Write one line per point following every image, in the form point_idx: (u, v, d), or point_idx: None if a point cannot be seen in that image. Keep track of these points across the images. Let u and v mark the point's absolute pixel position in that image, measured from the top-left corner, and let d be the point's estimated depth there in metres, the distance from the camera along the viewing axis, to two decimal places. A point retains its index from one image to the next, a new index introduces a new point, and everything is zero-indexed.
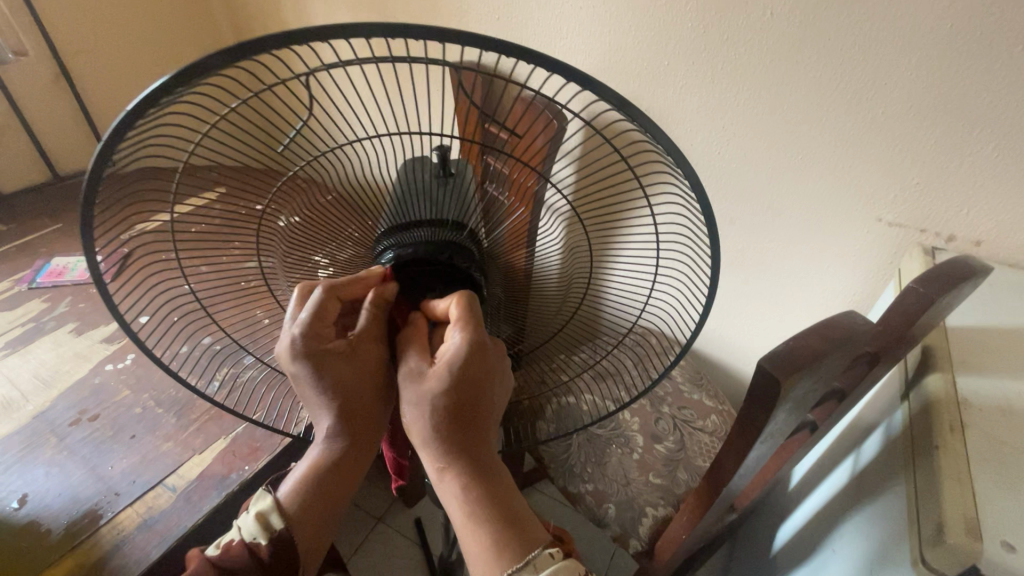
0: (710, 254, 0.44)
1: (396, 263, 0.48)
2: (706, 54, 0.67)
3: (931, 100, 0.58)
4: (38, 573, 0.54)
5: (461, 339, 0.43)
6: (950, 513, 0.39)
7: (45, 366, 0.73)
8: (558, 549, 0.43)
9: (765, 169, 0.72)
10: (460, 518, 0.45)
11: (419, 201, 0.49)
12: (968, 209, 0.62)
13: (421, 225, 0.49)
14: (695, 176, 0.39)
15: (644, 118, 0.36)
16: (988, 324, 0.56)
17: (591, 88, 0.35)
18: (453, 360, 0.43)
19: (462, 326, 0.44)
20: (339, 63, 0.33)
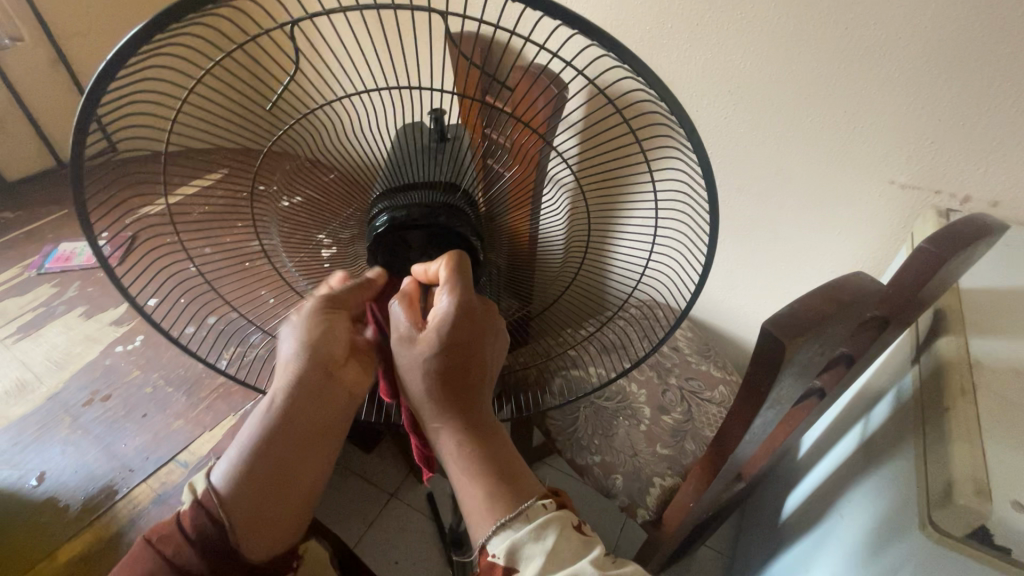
0: (711, 217, 0.42)
1: (390, 225, 0.46)
2: (710, 13, 0.65)
3: (948, 52, 0.56)
4: (60, 544, 0.56)
5: (450, 302, 0.44)
6: (960, 474, 0.38)
7: (57, 350, 0.74)
8: (551, 501, 0.43)
9: (773, 133, 0.70)
10: (458, 475, 0.46)
11: (419, 168, 0.48)
12: (985, 168, 0.60)
13: (416, 187, 0.48)
14: (691, 126, 0.37)
15: (639, 63, 0.34)
16: (1005, 285, 0.54)
17: (584, 30, 0.33)
18: (442, 322, 0.44)
19: (450, 288, 0.44)
20: (321, 12, 0.31)
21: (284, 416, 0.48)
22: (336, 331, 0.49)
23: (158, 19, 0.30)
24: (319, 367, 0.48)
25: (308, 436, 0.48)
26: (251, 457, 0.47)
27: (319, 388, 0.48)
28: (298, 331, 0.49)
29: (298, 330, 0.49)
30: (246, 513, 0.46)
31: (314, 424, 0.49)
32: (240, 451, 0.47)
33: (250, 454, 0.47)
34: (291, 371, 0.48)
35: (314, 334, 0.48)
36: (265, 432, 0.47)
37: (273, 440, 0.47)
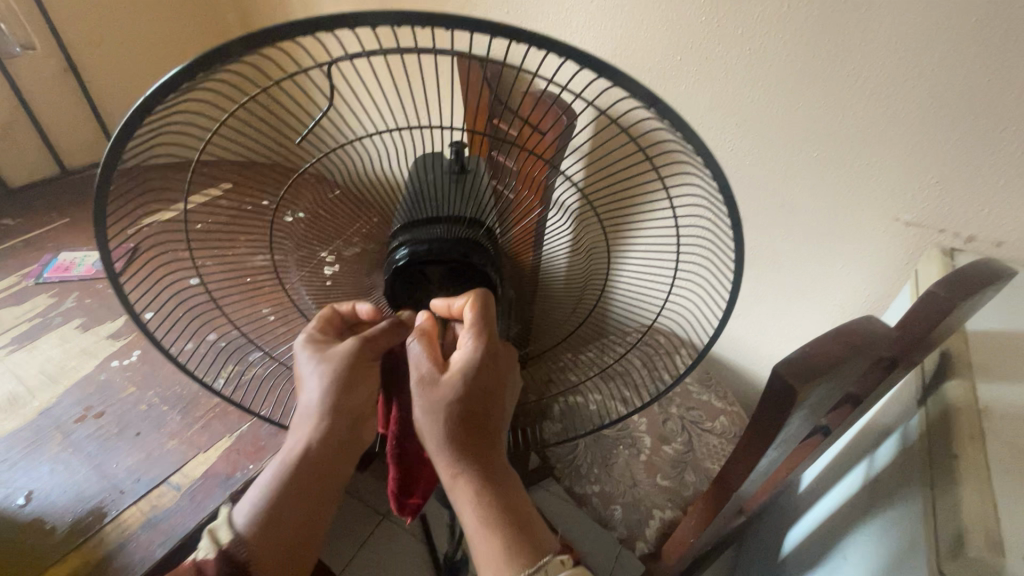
0: (736, 251, 0.42)
1: (411, 259, 0.46)
2: (719, 47, 0.66)
3: (953, 97, 0.56)
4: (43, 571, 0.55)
5: (474, 346, 0.45)
6: (971, 526, 0.37)
7: (49, 364, 0.73)
8: (569, 556, 0.43)
9: (778, 168, 0.71)
10: (473, 527, 0.45)
11: (437, 204, 0.48)
12: (992, 209, 0.60)
13: (437, 222, 0.48)
14: (718, 169, 0.37)
15: (672, 113, 0.35)
16: (1011, 328, 0.54)
17: (621, 83, 0.34)
18: (468, 366, 0.45)
19: (475, 332, 0.45)
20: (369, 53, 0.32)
21: (311, 469, 0.47)
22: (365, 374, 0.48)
23: (213, 53, 0.31)
24: (350, 410, 0.48)
25: (332, 483, 0.48)
26: (274, 504, 0.46)
27: (341, 439, 0.48)
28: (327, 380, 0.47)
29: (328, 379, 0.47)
30: (274, 566, 0.45)
31: (336, 472, 0.48)
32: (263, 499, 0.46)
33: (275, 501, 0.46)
34: (323, 420, 0.47)
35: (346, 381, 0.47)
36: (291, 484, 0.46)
37: (297, 485, 0.46)
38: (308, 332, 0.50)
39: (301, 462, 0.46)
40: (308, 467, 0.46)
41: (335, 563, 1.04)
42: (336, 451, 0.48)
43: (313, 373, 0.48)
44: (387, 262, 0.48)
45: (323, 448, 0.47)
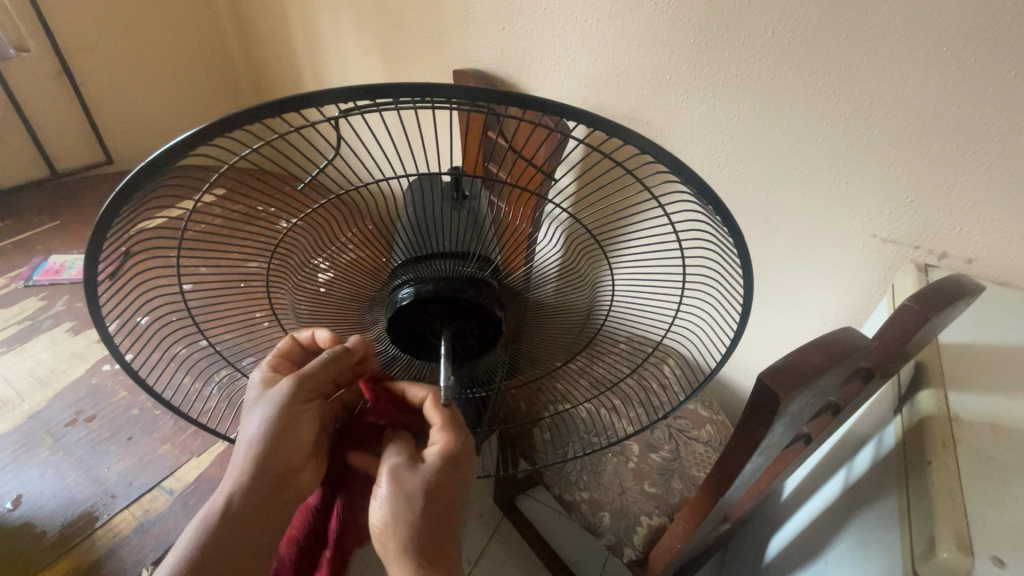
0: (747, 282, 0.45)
1: (415, 297, 0.48)
2: (706, 66, 0.70)
3: (925, 122, 0.59)
4: (39, 569, 0.60)
5: (444, 444, 0.49)
6: (941, 529, 0.39)
7: (43, 367, 0.82)
8: None
9: (761, 185, 0.74)
10: None
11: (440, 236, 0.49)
12: (962, 228, 0.63)
13: (443, 257, 0.49)
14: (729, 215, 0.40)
15: (688, 173, 0.38)
16: (982, 341, 0.57)
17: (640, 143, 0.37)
18: (437, 455, 0.49)
19: (446, 428, 0.50)
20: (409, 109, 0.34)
21: (239, 519, 0.48)
22: (299, 418, 0.51)
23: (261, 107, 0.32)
24: (280, 461, 0.50)
25: (251, 537, 0.48)
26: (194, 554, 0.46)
27: (265, 489, 0.49)
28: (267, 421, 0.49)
29: (266, 423, 0.49)
30: None
31: (265, 519, 0.49)
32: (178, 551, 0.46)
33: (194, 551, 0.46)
34: (252, 464, 0.48)
35: (281, 423, 0.50)
36: (219, 535, 0.47)
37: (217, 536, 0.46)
38: (260, 373, 0.53)
39: (227, 511, 0.47)
40: (234, 515, 0.47)
41: None
42: (260, 503, 0.49)
43: (254, 418, 0.50)
44: (390, 300, 0.50)
45: (249, 496, 0.48)
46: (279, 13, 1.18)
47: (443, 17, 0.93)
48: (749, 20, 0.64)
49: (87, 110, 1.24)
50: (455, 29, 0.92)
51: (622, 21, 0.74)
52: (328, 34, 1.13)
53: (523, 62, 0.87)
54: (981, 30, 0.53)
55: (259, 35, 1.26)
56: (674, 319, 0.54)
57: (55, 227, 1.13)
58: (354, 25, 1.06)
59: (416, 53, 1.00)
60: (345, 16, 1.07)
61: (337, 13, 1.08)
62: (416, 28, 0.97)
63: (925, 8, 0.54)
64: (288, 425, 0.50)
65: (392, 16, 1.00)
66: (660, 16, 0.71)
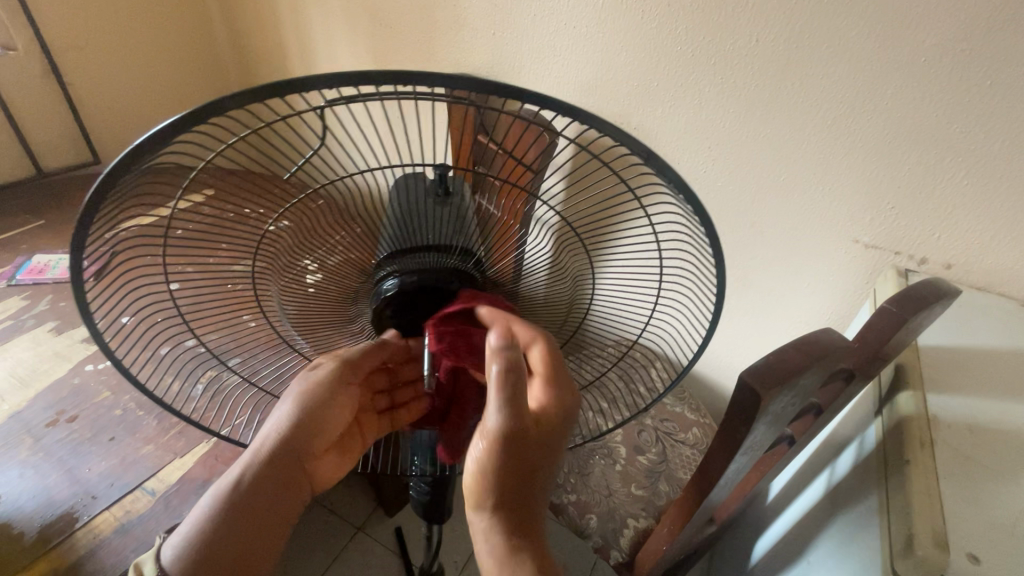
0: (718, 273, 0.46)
1: (399, 290, 0.49)
2: (693, 73, 0.71)
3: (905, 130, 0.61)
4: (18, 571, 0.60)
5: (514, 361, 0.48)
6: (919, 527, 0.40)
7: (25, 366, 0.81)
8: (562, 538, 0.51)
9: (747, 192, 0.75)
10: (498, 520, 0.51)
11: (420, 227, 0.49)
12: (941, 234, 0.64)
13: (423, 251, 0.50)
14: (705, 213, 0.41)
15: (672, 173, 0.39)
16: (960, 344, 0.58)
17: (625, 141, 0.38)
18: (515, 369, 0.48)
19: (513, 347, 0.49)
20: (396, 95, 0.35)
21: (251, 494, 0.53)
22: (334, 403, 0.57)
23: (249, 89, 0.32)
24: (303, 440, 0.56)
25: (272, 505, 0.54)
26: (214, 520, 0.51)
27: (283, 466, 0.55)
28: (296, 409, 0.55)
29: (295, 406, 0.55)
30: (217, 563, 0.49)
31: (273, 497, 0.54)
32: (201, 517, 0.51)
33: (225, 512, 0.51)
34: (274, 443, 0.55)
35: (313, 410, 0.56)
36: (232, 507, 0.52)
37: (241, 502, 0.52)
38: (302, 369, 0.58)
39: (243, 486, 0.53)
40: (250, 487, 0.53)
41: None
42: (276, 478, 0.54)
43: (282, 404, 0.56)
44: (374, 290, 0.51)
45: (270, 470, 0.54)
46: (272, 16, 1.18)
47: (434, 21, 0.94)
48: (735, 29, 0.66)
49: (75, 110, 1.23)
50: (445, 32, 0.93)
51: (611, 27, 0.75)
52: (321, 39, 1.14)
53: (512, 67, 0.88)
54: (957, 42, 0.54)
55: (251, 39, 1.27)
56: (649, 320, 0.56)
57: (39, 227, 1.12)
58: (346, 29, 1.07)
59: (407, 58, 1.01)
60: (337, 20, 1.07)
61: (329, 16, 1.08)
62: (408, 32, 0.98)
63: (902, 19, 0.56)
64: (319, 412, 0.56)
65: (383, 19, 1.00)
66: (648, 22, 0.72)
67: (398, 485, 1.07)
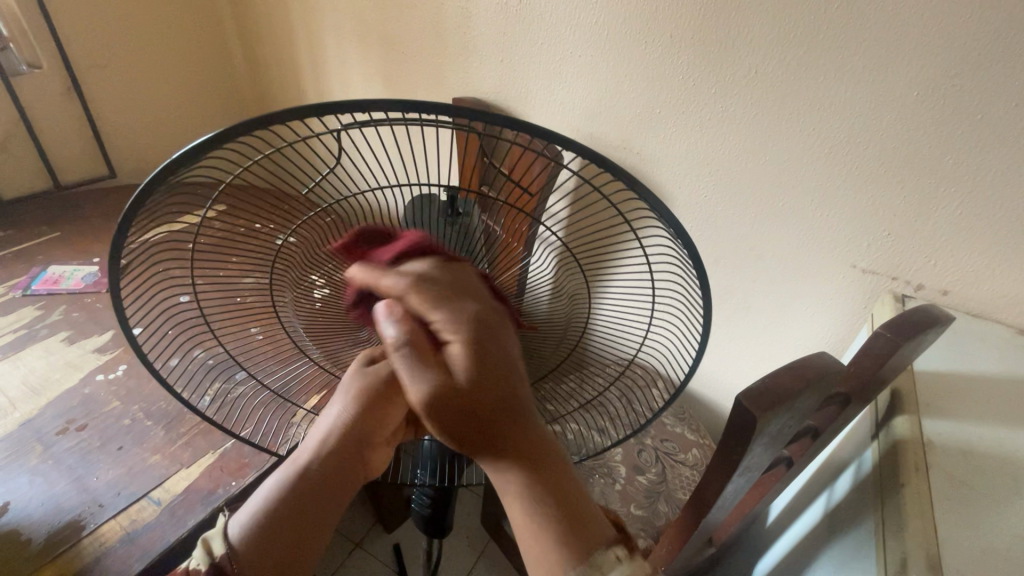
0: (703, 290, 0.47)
1: None
2: (694, 101, 0.74)
3: (900, 159, 0.63)
4: None
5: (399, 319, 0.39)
6: (913, 550, 0.41)
7: (37, 375, 0.82)
8: (625, 552, 0.39)
9: (746, 217, 0.77)
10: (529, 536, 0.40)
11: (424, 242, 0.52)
12: (935, 261, 0.66)
13: None
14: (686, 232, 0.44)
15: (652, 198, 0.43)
16: (956, 369, 0.59)
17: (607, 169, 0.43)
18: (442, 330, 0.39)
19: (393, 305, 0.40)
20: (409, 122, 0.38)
21: (316, 479, 0.47)
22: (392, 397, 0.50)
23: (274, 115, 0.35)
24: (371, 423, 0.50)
25: (333, 495, 0.48)
26: (274, 506, 0.46)
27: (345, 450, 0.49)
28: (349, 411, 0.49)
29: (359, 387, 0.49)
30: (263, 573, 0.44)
31: (332, 501, 0.48)
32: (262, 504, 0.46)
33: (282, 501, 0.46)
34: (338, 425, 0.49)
35: (361, 414, 0.49)
36: (293, 491, 0.47)
37: (300, 490, 0.47)
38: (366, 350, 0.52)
39: (308, 470, 0.48)
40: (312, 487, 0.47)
41: None
42: (339, 463, 0.49)
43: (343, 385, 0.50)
44: None
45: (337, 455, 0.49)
46: (287, 40, 1.22)
47: (445, 46, 0.97)
48: (736, 61, 0.68)
49: (94, 126, 1.26)
50: (455, 57, 0.96)
51: (615, 57, 0.78)
52: (335, 64, 1.17)
53: (520, 92, 0.91)
54: (948, 79, 0.57)
55: (266, 60, 1.30)
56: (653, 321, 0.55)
57: (54, 238, 1.14)
58: (359, 52, 1.11)
59: (419, 82, 1.04)
60: (351, 44, 1.11)
61: (343, 40, 1.12)
62: (419, 57, 1.01)
63: (896, 55, 0.59)
64: (381, 402, 0.49)
65: (395, 43, 1.04)
66: (653, 52, 0.74)
67: (397, 502, 1.07)
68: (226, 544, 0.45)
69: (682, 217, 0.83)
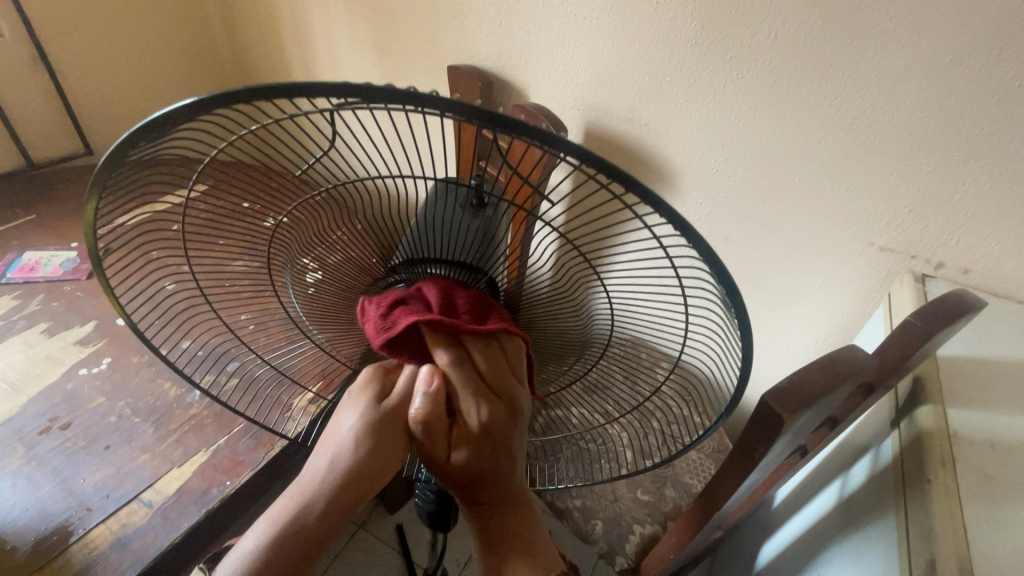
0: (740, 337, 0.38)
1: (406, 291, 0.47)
2: (705, 69, 0.69)
3: (927, 132, 0.59)
4: None
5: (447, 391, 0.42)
6: (944, 552, 0.39)
7: (15, 370, 0.79)
8: None
9: (761, 191, 0.73)
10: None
11: (443, 242, 0.47)
12: (957, 239, 0.63)
13: (437, 263, 0.47)
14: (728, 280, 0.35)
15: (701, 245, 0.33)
16: (980, 354, 0.56)
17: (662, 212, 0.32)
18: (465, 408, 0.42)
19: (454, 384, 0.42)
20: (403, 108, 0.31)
21: (310, 530, 0.38)
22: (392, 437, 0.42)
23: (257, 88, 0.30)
24: (371, 468, 0.41)
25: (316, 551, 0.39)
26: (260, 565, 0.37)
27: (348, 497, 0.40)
28: (358, 446, 0.41)
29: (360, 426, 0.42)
30: None
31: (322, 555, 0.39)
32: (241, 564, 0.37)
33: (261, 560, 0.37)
34: (336, 461, 0.41)
35: (376, 444, 0.41)
36: (279, 543, 0.37)
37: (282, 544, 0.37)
38: (366, 372, 0.46)
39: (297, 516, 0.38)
40: (302, 538, 0.38)
41: None
42: (336, 512, 0.39)
43: (345, 422, 0.42)
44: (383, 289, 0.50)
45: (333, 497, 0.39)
46: (269, 4, 1.14)
47: (437, 11, 0.90)
48: (753, 24, 0.63)
49: (66, 100, 1.19)
50: (448, 22, 0.90)
51: (618, 23, 0.73)
52: (321, 29, 1.10)
53: (517, 62, 0.85)
54: (987, 40, 0.52)
55: (246, 24, 1.22)
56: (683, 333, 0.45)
57: (29, 221, 1.09)
58: (345, 18, 1.03)
59: (412, 50, 0.98)
60: (336, 7, 1.03)
61: (326, 4, 1.04)
62: (410, 23, 0.95)
63: (930, 17, 0.54)
64: (382, 446, 0.42)
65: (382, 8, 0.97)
66: (662, 15, 0.69)
67: (399, 484, 1.06)
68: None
69: (691, 196, 0.79)
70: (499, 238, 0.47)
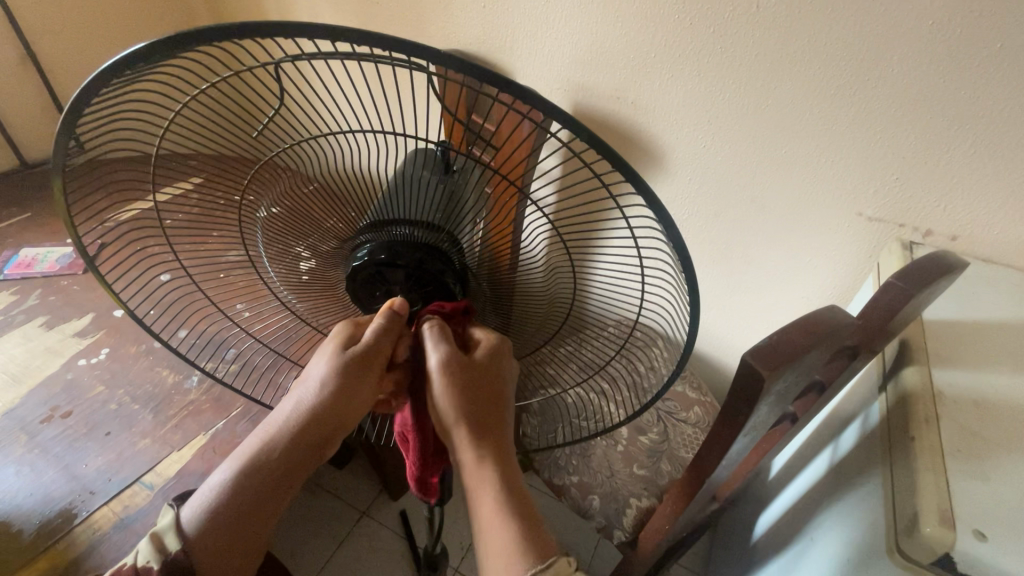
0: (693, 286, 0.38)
1: (369, 261, 0.46)
2: (690, 43, 0.69)
3: (911, 98, 0.59)
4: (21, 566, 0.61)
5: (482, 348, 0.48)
6: (925, 504, 0.40)
7: (16, 362, 0.80)
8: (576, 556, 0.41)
9: (750, 164, 0.73)
10: (490, 514, 0.44)
11: (409, 204, 0.44)
12: (945, 205, 0.63)
13: (399, 222, 0.45)
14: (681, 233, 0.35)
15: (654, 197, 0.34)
16: (966, 317, 0.57)
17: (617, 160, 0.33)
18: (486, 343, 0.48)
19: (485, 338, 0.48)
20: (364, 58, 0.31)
21: (274, 466, 0.45)
22: (354, 389, 0.45)
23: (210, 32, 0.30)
24: (332, 416, 0.45)
25: (284, 482, 0.46)
26: (232, 489, 0.45)
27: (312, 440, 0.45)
28: (320, 393, 0.44)
29: (323, 380, 0.44)
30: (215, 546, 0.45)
31: (300, 474, 0.46)
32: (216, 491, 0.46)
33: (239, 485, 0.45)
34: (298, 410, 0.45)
35: (335, 392, 0.44)
36: (246, 473, 0.45)
37: (251, 475, 0.45)
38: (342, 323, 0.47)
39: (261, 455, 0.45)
40: (272, 466, 0.45)
41: (313, 561, 1.06)
42: (296, 453, 0.45)
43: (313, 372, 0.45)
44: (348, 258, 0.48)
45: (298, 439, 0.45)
46: None
47: None
48: None
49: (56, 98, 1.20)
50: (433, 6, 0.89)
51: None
52: (309, 19, 1.10)
53: (503, 44, 0.85)
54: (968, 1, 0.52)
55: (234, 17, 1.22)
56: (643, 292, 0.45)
57: (25, 219, 1.10)
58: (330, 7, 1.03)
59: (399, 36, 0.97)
60: None
61: None
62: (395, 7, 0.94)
63: None
64: (346, 396, 0.45)
65: None
66: None
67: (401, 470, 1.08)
68: (179, 537, 0.45)
69: (680, 173, 0.79)
70: (468, 203, 0.44)
